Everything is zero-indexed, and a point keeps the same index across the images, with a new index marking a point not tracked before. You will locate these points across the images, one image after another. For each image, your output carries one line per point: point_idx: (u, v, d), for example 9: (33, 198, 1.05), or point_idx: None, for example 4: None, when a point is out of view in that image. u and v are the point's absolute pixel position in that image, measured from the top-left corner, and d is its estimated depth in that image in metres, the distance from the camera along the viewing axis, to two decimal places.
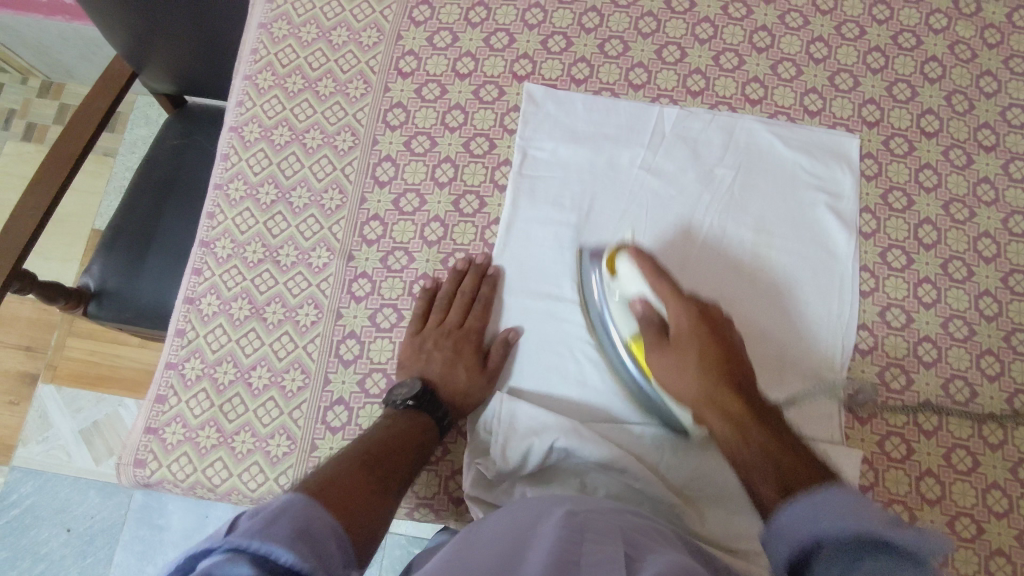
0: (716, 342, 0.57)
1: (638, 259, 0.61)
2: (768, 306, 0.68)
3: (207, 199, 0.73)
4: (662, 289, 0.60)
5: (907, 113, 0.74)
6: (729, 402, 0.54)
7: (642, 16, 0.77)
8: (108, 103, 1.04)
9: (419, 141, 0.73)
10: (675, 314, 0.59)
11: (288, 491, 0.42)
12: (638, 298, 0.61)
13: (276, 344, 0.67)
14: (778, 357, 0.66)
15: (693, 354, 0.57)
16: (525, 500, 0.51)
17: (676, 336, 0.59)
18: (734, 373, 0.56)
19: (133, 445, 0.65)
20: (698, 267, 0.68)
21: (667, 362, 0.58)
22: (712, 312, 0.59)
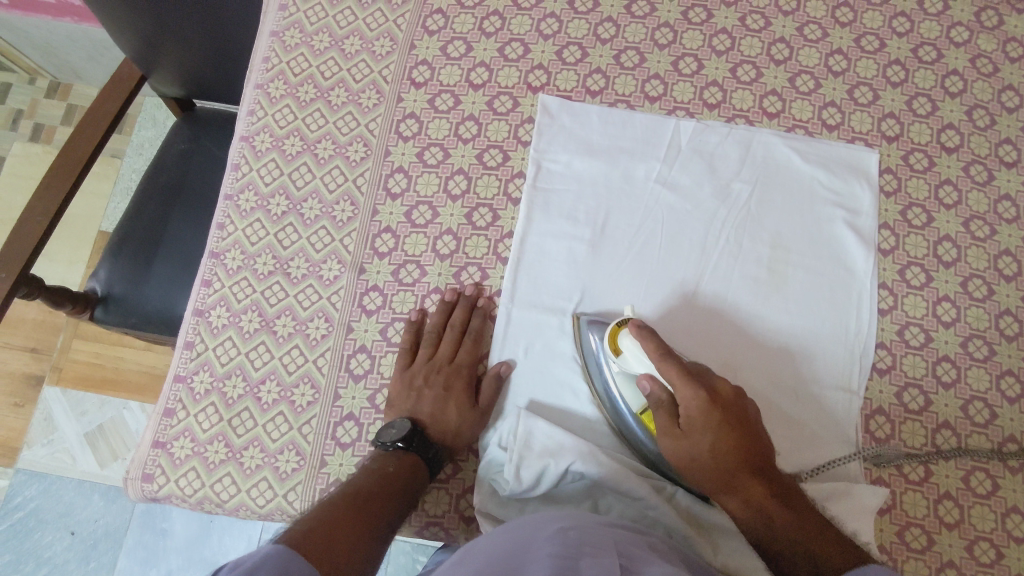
0: (731, 429, 0.56)
1: (642, 336, 0.59)
2: (779, 371, 0.65)
3: (218, 209, 0.72)
4: (671, 373, 0.57)
5: (927, 128, 0.73)
6: (748, 486, 0.55)
7: (659, 26, 0.76)
8: (117, 107, 1.03)
9: (432, 153, 0.72)
10: (684, 397, 0.56)
11: (271, 541, 0.45)
12: (646, 378, 0.58)
13: (286, 358, 0.66)
14: (790, 427, 0.64)
15: (707, 442, 0.56)
16: (527, 516, 0.51)
17: (687, 420, 0.57)
18: (749, 454, 0.56)
19: (141, 459, 0.65)
20: (702, 336, 0.66)
21: (678, 447, 0.57)
22: (721, 392, 0.57)
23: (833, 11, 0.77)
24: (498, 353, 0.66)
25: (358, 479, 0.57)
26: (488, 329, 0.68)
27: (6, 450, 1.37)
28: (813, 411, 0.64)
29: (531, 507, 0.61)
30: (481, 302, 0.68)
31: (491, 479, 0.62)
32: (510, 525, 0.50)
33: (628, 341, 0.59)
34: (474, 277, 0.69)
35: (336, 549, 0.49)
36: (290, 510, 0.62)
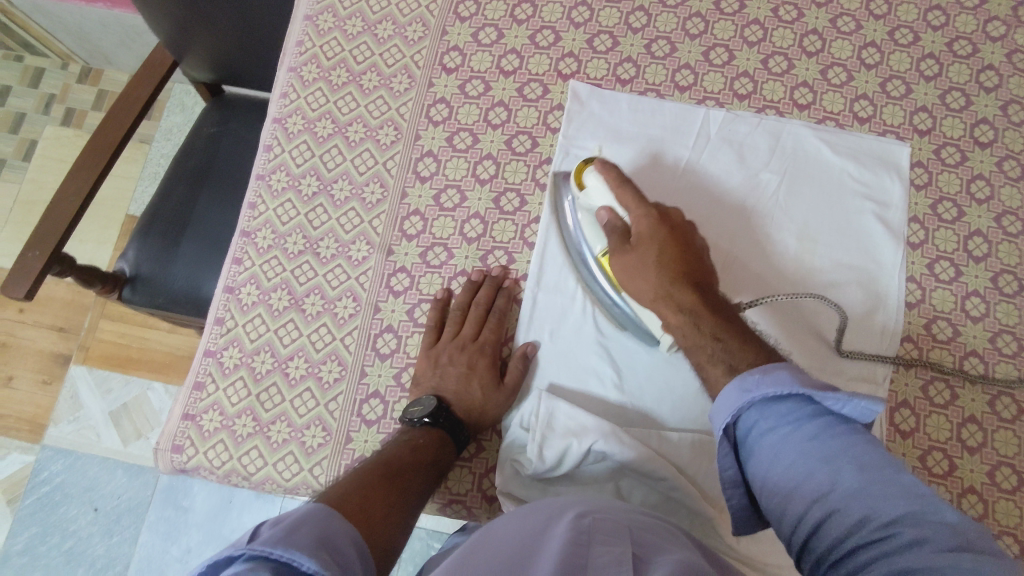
0: (675, 245, 0.58)
1: (605, 170, 0.62)
2: (739, 222, 0.69)
3: (250, 189, 0.73)
4: (626, 197, 0.61)
5: (961, 123, 0.72)
6: (682, 295, 0.55)
7: (690, 17, 0.76)
8: (150, 91, 1.05)
9: (462, 138, 0.73)
10: (635, 216, 0.60)
11: (308, 502, 0.46)
12: (604, 209, 0.62)
13: (314, 335, 0.67)
14: (746, 266, 0.68)
15: (653, 253, 0.58)
16: (540, 501, 0.51)
17: (636, 236, 0.59)
18: (689, 270, 0.57)
19: (170, 431, 0.66)
20: (672, 189, 0.70)
21: (626, 265, 0.59)
22: (672, 216, 0.60)
23: (867, 4, 0.76)
24: (524, 334, 0.67)
25: (386, 450, 0.58)
26: (512, 310, 0.69)
27: (33, 425, 1.40)
28: (768, 259, 0.68)
29: (551, 486, 0.62)
30: (507, 283, 0.69)
31: (513, 460, 0.62)
32: (521, 508, 0.50)
33: (592, 176, 0.63)
34: (501, 260, 0.69)
35: (370, 521, 0.50)
36: (316, 484, 0.63)
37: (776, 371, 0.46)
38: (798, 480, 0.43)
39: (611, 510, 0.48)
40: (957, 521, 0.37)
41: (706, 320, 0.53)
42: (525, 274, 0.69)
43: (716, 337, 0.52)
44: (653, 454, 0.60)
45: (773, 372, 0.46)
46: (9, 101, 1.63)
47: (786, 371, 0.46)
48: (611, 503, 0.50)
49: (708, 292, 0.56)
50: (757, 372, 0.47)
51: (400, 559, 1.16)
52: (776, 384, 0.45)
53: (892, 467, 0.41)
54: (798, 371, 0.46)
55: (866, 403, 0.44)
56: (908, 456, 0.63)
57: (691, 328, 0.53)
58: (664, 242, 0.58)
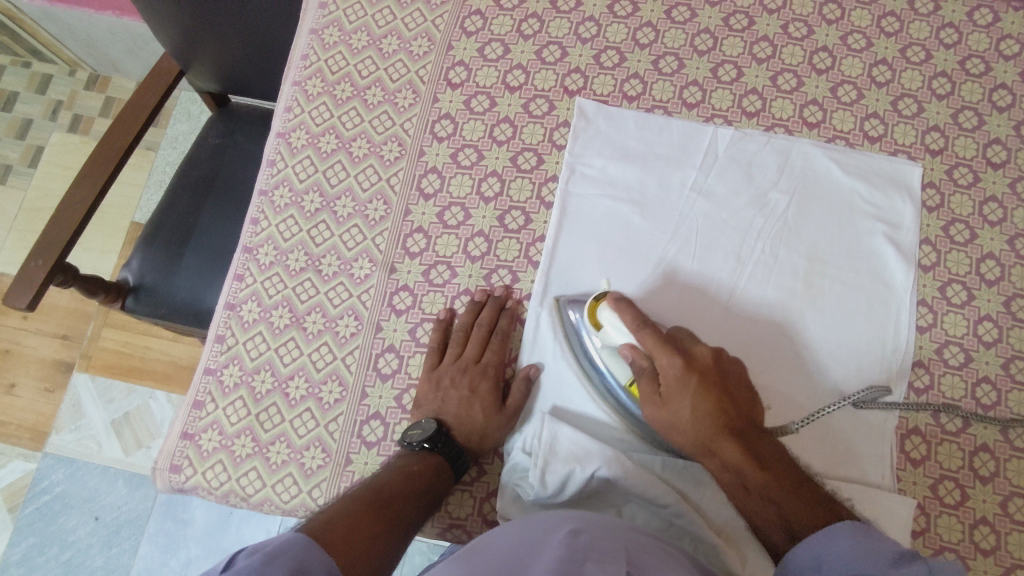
0: (709, 392, 0.57)
1: (621, 309, 0.61)
2: (764, 339, 0.65)
3: (252, 204, 0.73)
4: (649, 341, 0.59)
5: (973, 143, 0.71)
6: (725, 451, 0.56)
7: (699, 33, 0.75)
8: (156, 101, 1.04)
9: (466, 154, 0.72)
10: (662, 364, 0.59)
11: (290, 531, 0.46)
12: (627, 347, 0.60)
13: (315, 355, 0.66)
14: (776, 388, 0.64)
15: (687, 409, 0.57)
16: (541, 516, 0.51)
17: (666, 385, 0.58)
18: (728, 418, 0.57)
19: (169, 450, 0.65)
20: (687, 312, 0.66)
21: (658, 414, 0.58)
22: (697, 356, 0.59)
23: (878, 21, 0.75)
24: (527, 356, 0.66)
25: (382, 476, 0.58)
26: (516, 330, 0.68)
27: (35, 433, 1.39)
28: (802, 378, 0.64)
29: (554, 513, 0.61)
30: (509, 304, 0.68)
31: (515, 484, 0.61)
32: (521, 521, 0.51)
33: (609, 314, 0.61)
34: (504, 280, 0.68)
35: (352, 551, 0.50)
36: (315, 507, 0.62)
37: (838, 535, 0.49)
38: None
39: (610, 530, 0.48)
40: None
41: (756, 480, 0.54)
42: (529, 294, 0.68)
43: (767, 496, 0.54)
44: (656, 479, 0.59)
45: (836, 537, 0.49)
46: (17, 107, 1.63)
47: (848, 536, 0.49)
48: (608, 524, 0.50)
49: (750, 439, 0.56)
50: (821, 536, 0.50)
51: (400, 565, 1.15)
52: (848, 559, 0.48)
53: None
54: (869, 541, 0.48)
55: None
56: (918, 485, 0.62)
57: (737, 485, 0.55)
58: (698, 394, 0.57)
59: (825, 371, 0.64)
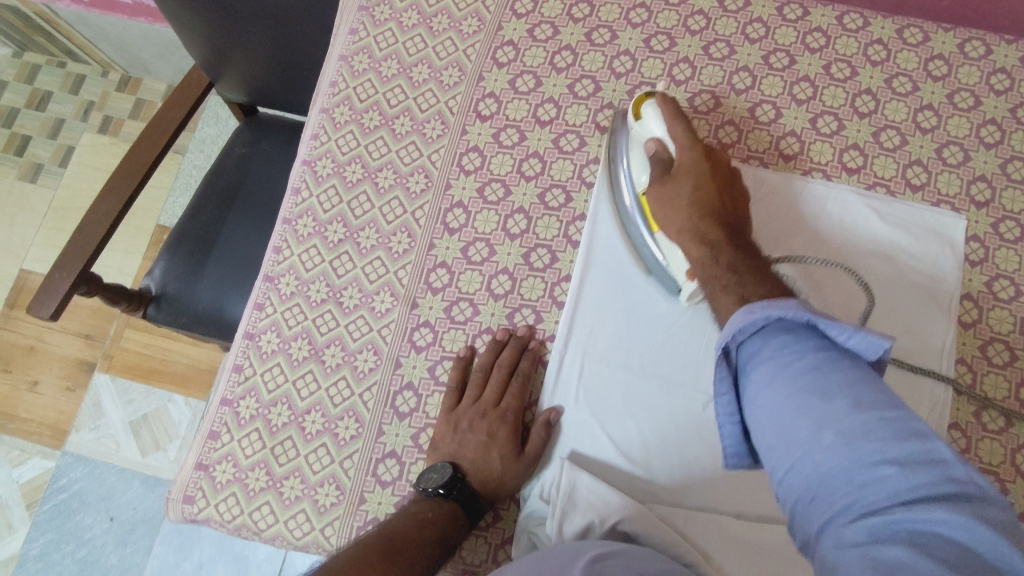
0: (714, 182, 0.58)
1: (665, 102, 0.61)
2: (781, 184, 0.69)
3: (275, 232, 0.72)
4: (677, 131, 0.59)
5: (1022, 195, 0.68)
6: (710, 230, 0.55)
7: (737, 71, 0.73)
8: (185, 113, 1.04)
9: (493, 189, 0.71)
10: (681, 150, 0.59)
11: None
12: (655, 139, 0.61)
13: (333, 389, 0.66)
14: (776, 224, 0.68)
15: (688, 188, 0.57)
16: (557, 548, 0.51)
17: (677, 168, 0.59)
18: (721, 210, 0.56)
19: (183, 480, 0.65)
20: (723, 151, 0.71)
21: (662, 193, 0.59)
22: (715, 157, 0.59)
23: (925, 64, 0.72)
24: (548, 398, 0.64)
25: (395, 520, 0.57)
26: (537, 372, 0.66)
27: (55, 431, 1.41)
28: (804, 222, 0.68)
29: None
30: (532, 344, 0.66)
31: (531, 532, 0.60)
32: (535, 555, 0.51)
33: (650, 107, 0.62)
34: (527, 320, 0.67)
35: None
36: (326, 544, 0.62)
37: (784, 300, 0.44)
38: (789, 411, 0.39)
39: (628, 557, 0.48)
40: (954, 459, 0.34)
41: (726, 254, 0.52)
42: (552, 335, 0.66)
43: (732, 269, 0.51)
44: (677, 537, 0.57)
45: (782, 301, 0.44)
46: (50, 107, 1.65)
47: (795, 302, 0.43)
48: (630, 551, 0.49)
49: (736, 231, 0.55)
50: (764, 301, 0.44)
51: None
52: (783, 311, 0.42)
53: (889, 402, 0.37)
54: (807, 304, 0.43)
55: (873, 337, 0.41)
56: None
57: (709, 258, 0.53)
58: (703, 179, 0.58)
59: (828, 216, 0.68)
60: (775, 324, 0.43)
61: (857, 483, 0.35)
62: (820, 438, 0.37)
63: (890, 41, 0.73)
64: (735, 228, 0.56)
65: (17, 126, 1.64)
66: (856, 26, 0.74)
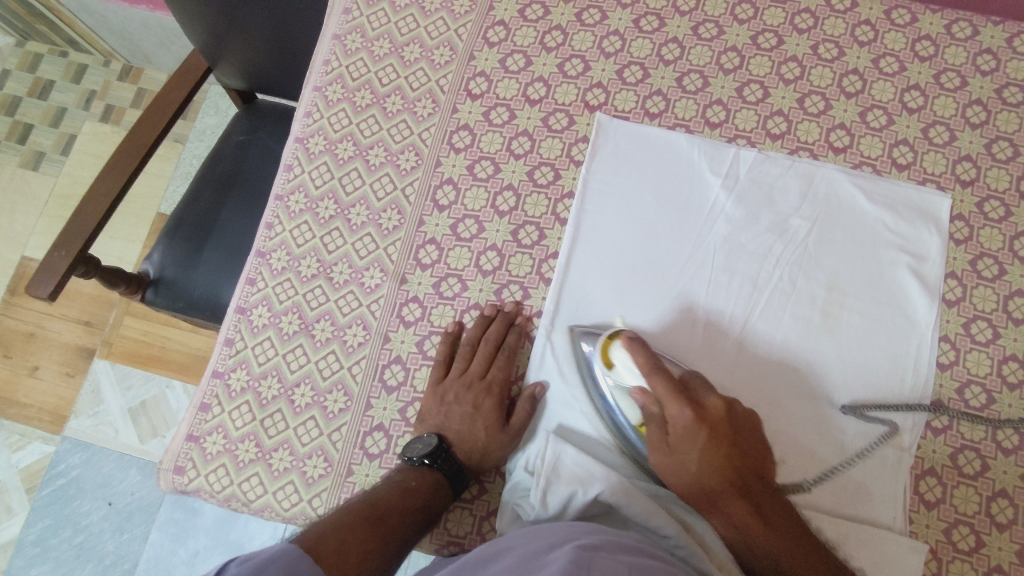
0: (719, 446, 0.56)
1: (633, 349, 0.59)
2: (782, 387, 0.63)
3: (268, 209, 0.73)
4: (660, 388, 0.57)
5: (1006, 174, 0.69)
6: (731, 508, 0.55)
7: (725, 51, 0.74)
8: (182, 96, 1.05)
9: (483, 166, 0.72)
10: (672, 413, 0.57)
11: (283, 540, 0.47)
12: (637, 391, 0.58)
13: (322, 362, 0.66)
14: (792, 447, 0.61)
15: (694, 463, 0.56)
16: (544, 534, 0.51)
17: (674, 434, 0.57)
18: (738, 473, 0.56)
19: (174, 451, 0.65)
20: (701, 348, 0.64)
21: (665, 462, 0.57)
22: (711, 409, 0.57)
23: (912, 44, 0.73)
24: (534, 374, 0.65)
25: (381, 489, 0.58)
26: (524, 347, 0.67)
27: (55, 417, 1.42)
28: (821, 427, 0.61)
29: None
30: (519, 320, 0.67)
31: (515, 504, 0.60)
32: (522, 537, 0.51)
33: (618, 353, 0.59)
34: (515, 296, 0.68)
35: (346, 560, 0.50)
36: (313, 515, 0.62)
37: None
38: None
39: (614, 547, 0.48)
40: None
41: (762, 544, 0.54)
42: (540, 311, 0.67)
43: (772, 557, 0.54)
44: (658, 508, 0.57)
45: None
46: (52, 95, 1.66)
47: None
48: (619, 544, 0.49)
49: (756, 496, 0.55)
50: None
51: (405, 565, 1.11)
52: None
53: None
54: None
55: None
56: (931, 529, 0.59)
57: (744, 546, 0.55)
58: (709, 447, 0.56)
59: (830, 395, 0.62)
60: None
61: None
62: None
63: (878, 21, 0.74)
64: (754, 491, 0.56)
65: (20, 114, 1.65)
66: (845, 7, 0.74)
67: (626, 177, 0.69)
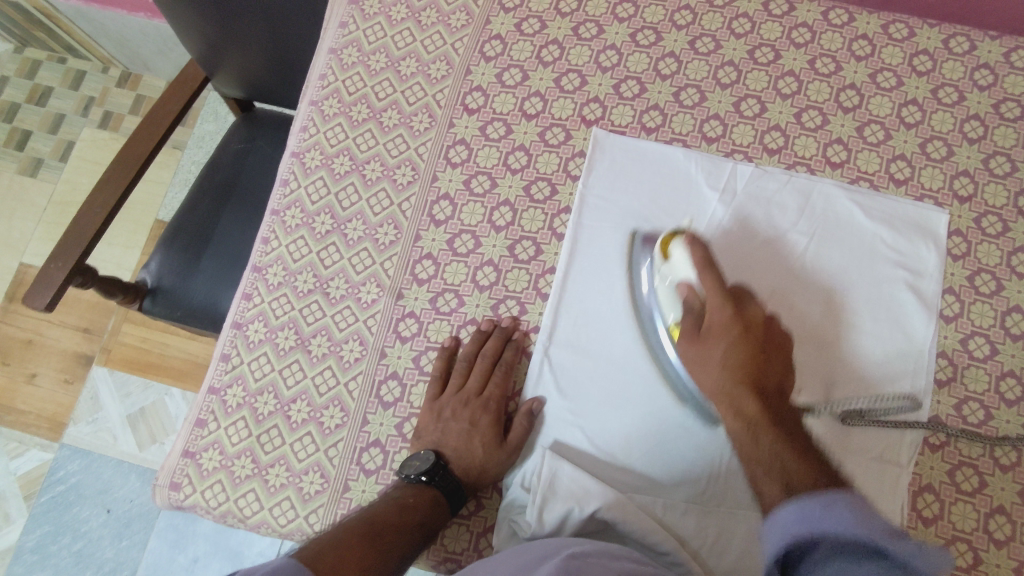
0: (746, 344, 0.55)
1: (693, 245, 0.59)
2: (811, 309, 0.65)
3: (264, 223, 0.73)
4: (708, 282, 0.58)
5: (1004, 190, 0.69)
6: (743, 402, 0.53)
7: (722, 65, 0.74)
8: (179, 107, 1.05)
9: (480, 181, 0.72)
10: (712, 306, 0.57)
11: (281, 555, 0.47)
12: (685, 284, 0.59)
13: (318, 378, 0.66)
14: (816, 367, 0.63)
15: (718, 351, 0.56)
16: (536, 546, 0.51)
17: (708, 325, 0.58)
18: (758, 373, 0.54)
19: (170, 467, 0.65)
20: (751, 261, 0.66)
21: (692, 352, 0.58)
22: (750, 313, 0.57)
23: (909, 59, 0.73)
24: (531, 389, 0.65)
25: (378, 505, 0.58)
26: (521, 363, 0.67)
27: (54, 424, 1.42)
28: (835, 351, 0.64)
29: None
30: (515, 335, 0.67)
31: (511, 520, 0.60)
32: (515, 550, 0.52)
33: (679, 246, 0.60)
34: (512, 311, 0.68)
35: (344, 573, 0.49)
36: (310, 532, 0.62)
37: (837, 506, 0.42)
38: None
39: (602, 552, 0.49)
40: None
41: (767, 437, 0.50)
42: (537, 326, 0.67)
43: (776, 454, 0.49)
44: (655, 525, 0.57)
45: (831, 505, 0.42)
46: (50, 102, 1.66)
47: (845, 508, 0.41)
48: (608, 549, 0.50)
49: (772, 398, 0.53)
50: (816, 502, 0.43)
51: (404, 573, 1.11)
52: (834, 524, 0.41)
53: None
54: (860, 506, 0.42)
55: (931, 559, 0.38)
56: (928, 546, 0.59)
57: (749, 439, 0.51)
58: (735, 340, 0.56)
59: (851, 329, 0.64)
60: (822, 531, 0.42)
61: None
62: None
63: (875, 36, 0.74)
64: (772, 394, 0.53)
65: (18, 121, 1.65)
66: (842, 21, 0.74)
67: (624, 192, 0.69)
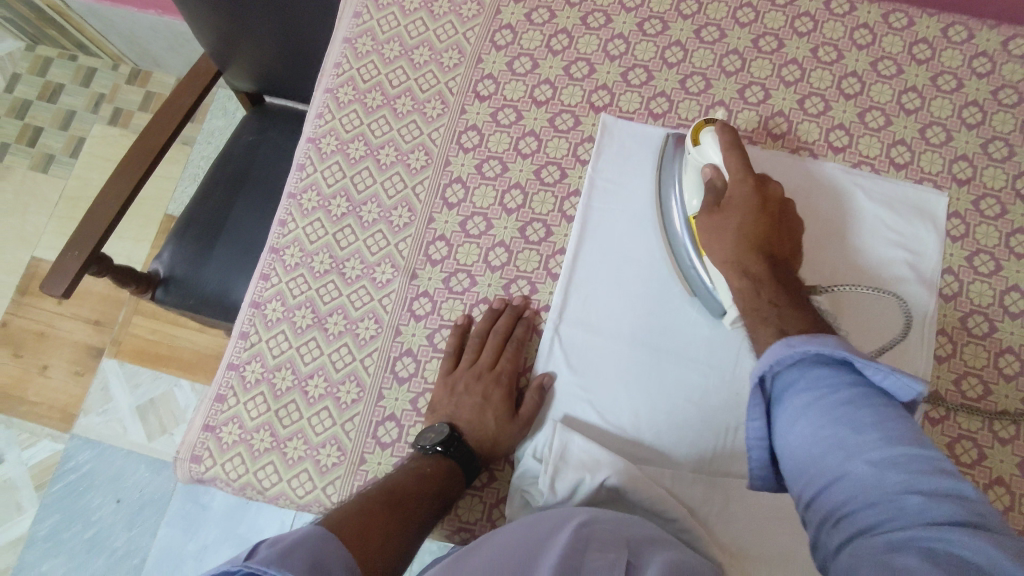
0: (763, 217, 0.58)
1: (722, 130, 0.61)
2: (829, 208, 0.70)
3: (281, 206, 0.75)
4: (733, 162, 0.60)
5: (1002, 173, 0.70)
6: (753, 264, 0.56)
7: (727, 54, 0.76)
8: (193, 99, 1.07)
9: (491, 165, 0.74)
10: (735, 181, 0.59)
11: (307, 523, 0.48)
12: (710, 166, 0.61)
13: (335, 355, 0.68)
14: (827, 254, 0.68)
15: (735, 221, 0.58)
16: (550, 514, 0.53)
17: (729, 197, 0.59)
18: (767, 244, 0.57)
19: (190, 441, 0.67)
20: (781, 162, 0.71)
21: (709, 222, 0.59)
22: (771, 191, 0.59)
23: (909, 48, 0.75)
24: (542, 364, 0.67)
25: (396, 475, 0.59)
26: (531, 340, 0.68)
27: (65, 414, 1.44)
28: (841, 242, 0.68)
29: None
30: (526, 314, 0.69)
31: (523, 491, 0.61)
32: (532, 516, 0.53)
33: (709, 133, 0.63)
34: (523, 290, 0.69)
35: (365, 543, 0.51)
36: (328, 503, 0.64)
37: (823, 337, 0.46)
38: (822, 451, 0.42)
39: (614, 521, 0.51)
40: (974, 495, 0.37)
41: (768, 292, 0.54)
42: (547, 305, 0.69)
43: (774, 304, 0.53)
44: (664, 494, 0.59)
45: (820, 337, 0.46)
46: (62, 99, 1.69)
47: (832, 338, 0.46)
48: (615, 516, 0.52)
49: (779, 265, 0.56)
50: (803, 336, 0.46)
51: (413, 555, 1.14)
52: (821, 347, 0.45)
53: (918, 443, 0.40)
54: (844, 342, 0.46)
55: (906, 379, 0.43)
56: None
57: (750, 292, 0.55)
58: (752, 213, 0.58)
59: (860, 232, 0.69)
60: (812, 359, 0.46)
61: (882, 509, 0.38)
62: (847, 466, 0.40)
63: (875, 25, 0.76)
64: (779, 263, 0.57)
65: (29, 118, 1.67)
66: (843, 11, 0.76)
67: (632, 176, 0.71)
